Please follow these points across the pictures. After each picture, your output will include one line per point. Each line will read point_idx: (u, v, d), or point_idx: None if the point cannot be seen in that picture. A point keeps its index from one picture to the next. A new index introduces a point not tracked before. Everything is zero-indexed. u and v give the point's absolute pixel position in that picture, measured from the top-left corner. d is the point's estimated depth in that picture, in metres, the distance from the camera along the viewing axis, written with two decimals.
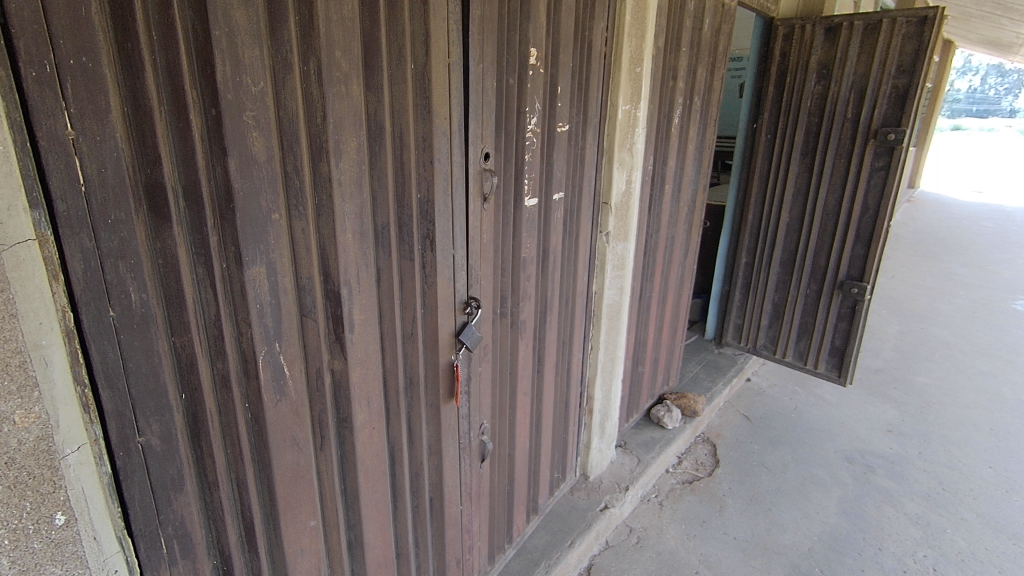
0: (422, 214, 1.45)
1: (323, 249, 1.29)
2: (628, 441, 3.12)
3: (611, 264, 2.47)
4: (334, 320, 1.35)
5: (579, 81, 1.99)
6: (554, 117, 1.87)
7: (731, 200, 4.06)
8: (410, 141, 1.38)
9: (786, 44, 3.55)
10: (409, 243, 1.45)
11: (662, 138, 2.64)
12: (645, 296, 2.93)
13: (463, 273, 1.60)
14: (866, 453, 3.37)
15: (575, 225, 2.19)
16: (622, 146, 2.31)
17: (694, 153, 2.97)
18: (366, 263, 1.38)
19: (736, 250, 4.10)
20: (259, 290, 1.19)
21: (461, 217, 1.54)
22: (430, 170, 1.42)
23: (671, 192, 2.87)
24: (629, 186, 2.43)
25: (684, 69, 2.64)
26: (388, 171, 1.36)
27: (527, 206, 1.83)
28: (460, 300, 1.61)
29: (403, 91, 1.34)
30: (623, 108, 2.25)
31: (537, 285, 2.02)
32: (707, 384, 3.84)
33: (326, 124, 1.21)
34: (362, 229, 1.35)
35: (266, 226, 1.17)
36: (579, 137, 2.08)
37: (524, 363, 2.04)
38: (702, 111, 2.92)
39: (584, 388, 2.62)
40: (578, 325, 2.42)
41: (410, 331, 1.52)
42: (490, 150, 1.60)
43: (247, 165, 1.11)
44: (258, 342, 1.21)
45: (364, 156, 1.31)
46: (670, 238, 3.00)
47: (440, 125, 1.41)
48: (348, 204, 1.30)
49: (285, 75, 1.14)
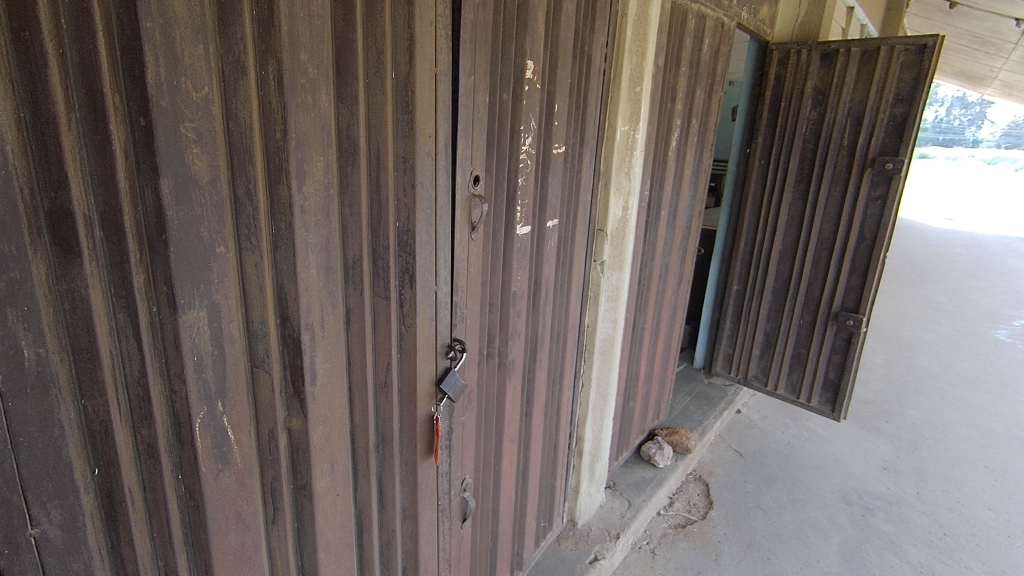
0: (400, 246, 1.25)
1: (281, 288, 1.08)
2: (618, 482, 2.93)
3: (605, 295, 2.30)
4: (293, 370, 1.13)
5: (577, 99, 1.82)
6: (550, 138, 1.69)
7: (723, 225, 3.94)
8: (388, 161, 1.18)
9: (782, 69, 3.46)
10: (385, 279, 1.25)
11: (660, 162, 2.49)
12: (638, 327, 2.77)
13: (447, 312, 1.40)
14: (863, 494, 3.23)
15: (569, 254, 2.02)
16: (619, 170, 2.15)
17: (691, 177, 2.84)
18: (333, 304, 1.17)
19: (727, 277, 3.97)
20: (198, 340, 0.97)
21: (446, 249, 1.35)
22: (411, 196, 1.23)
23: (667, 218, 2.72)
24: (625, 212, 2.26)
25: (683, 89, 2.51)
26: (361, 197, 1.16)
27: (519, 235, 1.65)
28: (442, 343, 1.40)
29: (381, 104, 1.14)
30: (622, 129, 2.10)
31: (527, 320, 1.83)
32: (698, 417, 3.68)
33: (287, 139, 1.01)
34: (329, 263, 1.14)
35: (208, 262, 0.96)
36: (576, 160, 1.91)
37: (511, 407, 1.84)
38: (699, 135, 2.79)
39: (573, 428, 2.43)
40: (569, 361, 2.24)
41: (383, 380, 1.31)
42: (480, 173, 1.42)
43: (185, 188, 0.89)
44: (195, 403, 0.99)
45: (333, 178, 1.11)
46: (663, 267, 2.84)
47: (424, 144, 1.22)
48: (312, 235, 1.09)
49: (237, 79, 0.93)
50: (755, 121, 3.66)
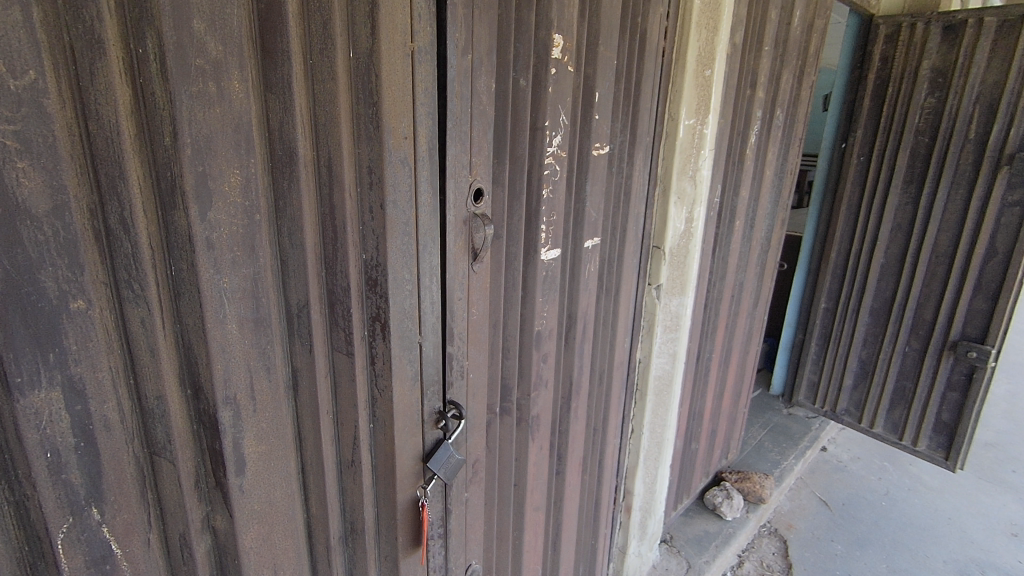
0: (367, 286, 0.93)
1: (187, 350, 0.79)
2: (676, 536, 2.51)
3: (662, 326, 1.90)
4: (211, 456, 0.84)
5: (626, 86, 1.44)
6: (586, 134, 1.33)
7: (810, 232, 3.38)
8: (345, 173, 0.86)
9: (891, 47, 2.87)
10: (346, 329, 0.93)
11: (735, 161, 2.05)
12: (704, 358, 2.33)
13: (438, 367, 1.07)
14: (985, 568, 2.63)
15: (615, 278, 1.64)
16: (682, 173, 1.74)
17: (774, 180, 2.36)
18: (270, 368, 0.87)
19: (814, 293, 3.41)
20: (52, 430, 0.69)
21: (436, 287, 1.01)
22: (381, 220, 0.90)
23: (742, 229, 2.26)
24: (690, 225, 1.85)
25: (766, 72, 2.05)
26: (306, 223, 0.85)
27: (544, 260, 1.29)
28: (432, 409, 1.07)
29: (331, 95, 0.82)
30: (686, 123, 1.69)
31: (558, 364, 1.47)
32: (776, 457, 3.16)
33: (179, 147, 0.71)
34: (260, 312, 0.83)
35: (61, 323, 0.67)
36: (624, 163, 1.53)
37: (537, 469, 1.49)
38: (786, 129, 2.31)
39: (620, 480, 2.05)
40: (615, 404, 1.86)
41: (349, 457, 1.00)
42: (485, 185, 1.08)
43: (7, 221, 0.61)
44: (52, 513, 0.71)
45: (260, 199, 0.80)
46: (736, 286, 2.39)
47: (398, 149, 0.89)
48: (232, 277, 0.79)
49: (91, 59, 0.63)
50: (853, 111, 3.08)
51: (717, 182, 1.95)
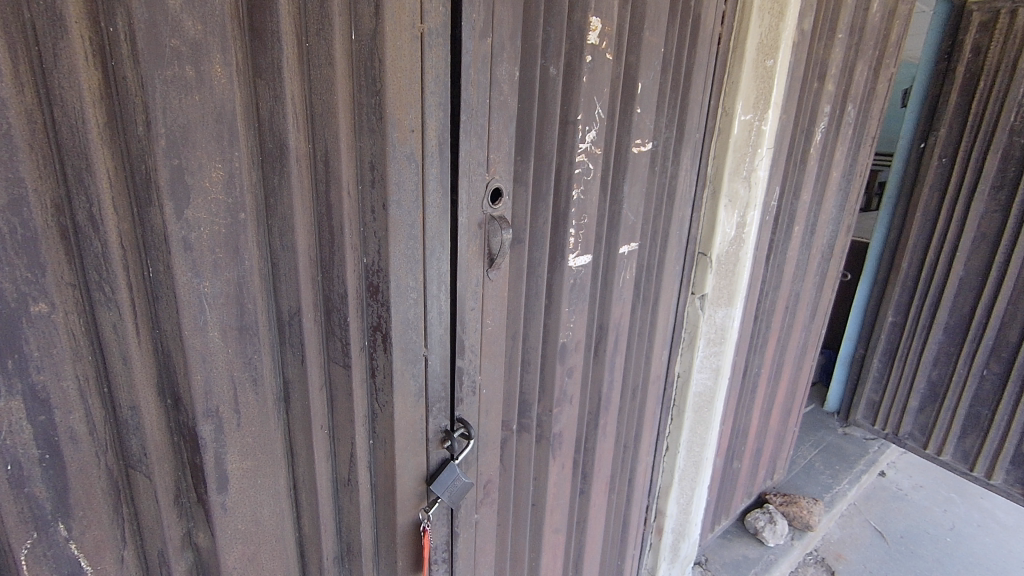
0: (367, 293, 0.85)
1: (166, 359, 0.73)
2: (711, 559, 2.36)
3: (705, 339, 1.75)
4: (193, 471, 0.78)
5: (675, 76, 1.30)
6: (626, 129, 1.21)
7: (878, 239, 3.10)
8: (343, 169, 0.78)
9: (985, 36, 2.57)
10: (343, 339, 0.85)
11: (797, 161, 1.86)
12: (751, 373, 2.16)
13: (446, 382, 0.98)
14: None
15: (653, 286, 1.51)
16: (735, 173, 1.58)
17: (841, 182, 2.14)
18: (258, 379, 0.80)
19: (880, 305, 3.13)
20: (13, 443, 0.63)
21: (446, 296, 0.93)
22: (383, 221, 0.81)
23: (801, 236, 2.07)
24: (742, 230, 1.68)
25: (838, 63, 1.84)
26: (299, 224, 0.78)
27: (572, 267, 1.19)
28: (437, 428, 0.99)
29: (329, 82, 0.74)
30: (742, 118, 1.53)
31: (585, 378, 1.36)
32: (827, 480, 2.93)
33: (154, 138, 0.64)
34: (247, 319, 0.77)
35: (20, 328, 0.61)
36: (669, 162, 1.39)
37: (557, 488, 1.39)
38: (858, 127, 2.09)
39: (652, 500, 1.92)
40: (649, 421, 1.73)
41: (346, 475, 0.93)
42: (505, 184, 0.98)
43: None
44: (15, 530, 0.65)
45: (247, 197, 0.73)
46: (792, 297, 2.20)
47: (403, 143, 0.80)
48: (214, 281, 0.72)
49: (53, 39, 0.57)
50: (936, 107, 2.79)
51: (775, 184, 1.78)
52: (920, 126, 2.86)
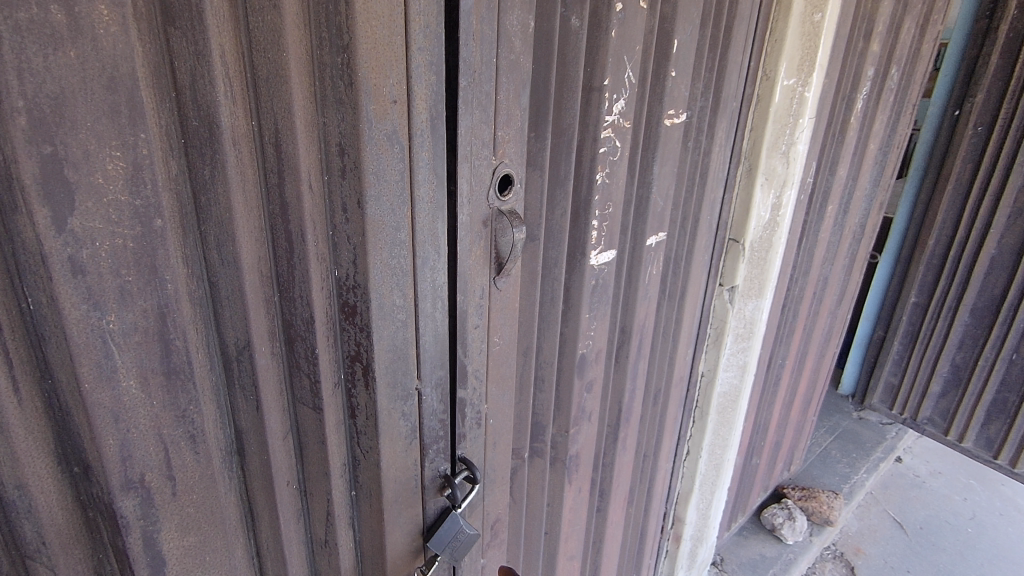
0: (340, 315, 0.66)
1: (64, 420, 0.53)
2: (728, 558, 2.23)
3: (732, 335, 1.57)
4: (116, 555, 0.60)
5: (714, 31, 1.08)
6: (658, 97, 1.00)
7: (902, 214, 2.87)
8: (300, 155, 0.58)
9: None
10: (311, 375, 0.66)
11: (836, 132, 1.65)
12: (776, 365, 1.99)
13: (445, 417, 0.79)
14: None
15: (680, 279, 1.32)
16: (774, 148, 1.38)
17: (878, 155, 1.94)
18: (198, 433, 0.61)
19: (901, 285, 2.92)
20: None
21: (444, 315, 0.73)
22: (358, 224, 0.61)
23: (834, 216, 1.87)
24: (778, 212, 1.48)
25: (885, 18, 1.62)
26: (243, 230, 0.58)
27: (593, 266, 0.99)
28: (434, 474, 0.80)
29: (277, 34, 0.53)
30: (784, 83, 1.32)
31: (605, 389, 1.18)
32: (845, 469, 2.78)
33: (10, 114, 0.42)
34: (176, 360, 0.57)
35: None
36: (703, 136, 1.19)
37: (573, 513, 1.23)
38: (899, 93, 1.87)
39: (670, 506, 1.76)
40: (670, 426, 1.56)
41: (323, 535, 0.76)
42: (517, 170, 0.78)
43: None
44: None
45: (164, 196, 0.52)
46: (820, 282, 2.01)
47: (382, 118, 0.59)
48: (122, 314, 0.52)
49: None
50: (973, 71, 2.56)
51: (813, 159, 1.57)
52: (954, 92, 2.62)
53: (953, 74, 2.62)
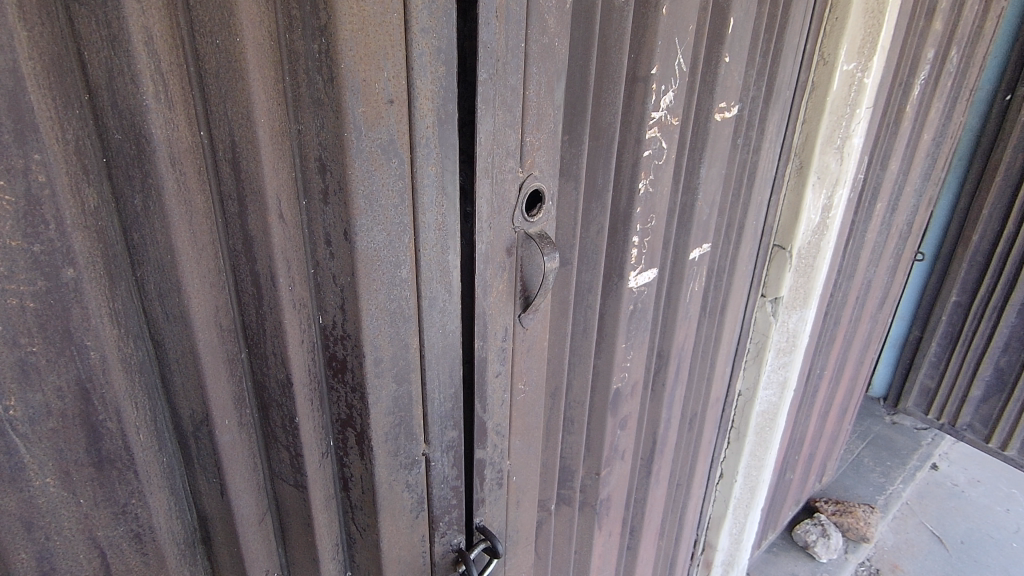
0: (327, 372, 0.52)
1: None
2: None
3: (774, 351, 1.41)
4: None
5: (772, 9, 0.92)
6: (708, 88, 0.85)
7: (960, 198, 2.41)
8: (266, 173, 0.44)
9: None
10: (291, 449, 0.53)
11: (890, 123, 1.48)
12: (815, 376, 1.83)
13: (458, 484, 0.66)
14: None
15: (721, 292, 1.17)
16: (829, 142, 1.21)
17: (931, 147, 1.76)
18: (144, 530, 0.48)
19: (955, 281, 2.48)
20: None
21: (457, 365, 0.59)
22: (345, 260, 0.47)
23: (884, 213, 1.70)
24: (829, 214, 1.32)
25: None
26: (191, 275, 0.44)
27: (632, 289, 0.85)
28: (445, 549, 0.67)
29: (227, 10, 0.39)
30: (843, 68, 1.15)
31: (639, 422, 1.04)
32: (879, 479, 2.57)
33: None
34: (108, 446, 0.44)
35: None
36: (754, 131, 1.03)
37: (602, 558, 1.09)
38: (958, 77, 1.69)
39: (700, 531, 1.63)
40: (704, 450, 1.42)
41: None
42: (547, 183, 0.63)
43: None
44: None
45: (75, 237, 0.39)
46: (864, 286, 1.84)
47: (374, 124, 0.44)
48: (24, 396, 0.39)
49: None
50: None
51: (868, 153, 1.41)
52: (1011, 58, 2.23)
53: (1012, 36, 2.22)
